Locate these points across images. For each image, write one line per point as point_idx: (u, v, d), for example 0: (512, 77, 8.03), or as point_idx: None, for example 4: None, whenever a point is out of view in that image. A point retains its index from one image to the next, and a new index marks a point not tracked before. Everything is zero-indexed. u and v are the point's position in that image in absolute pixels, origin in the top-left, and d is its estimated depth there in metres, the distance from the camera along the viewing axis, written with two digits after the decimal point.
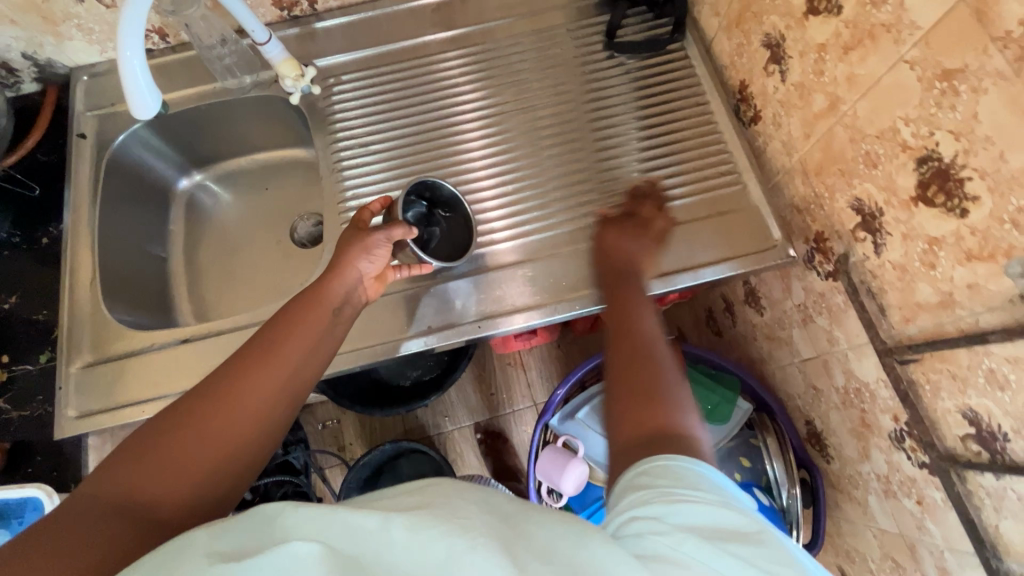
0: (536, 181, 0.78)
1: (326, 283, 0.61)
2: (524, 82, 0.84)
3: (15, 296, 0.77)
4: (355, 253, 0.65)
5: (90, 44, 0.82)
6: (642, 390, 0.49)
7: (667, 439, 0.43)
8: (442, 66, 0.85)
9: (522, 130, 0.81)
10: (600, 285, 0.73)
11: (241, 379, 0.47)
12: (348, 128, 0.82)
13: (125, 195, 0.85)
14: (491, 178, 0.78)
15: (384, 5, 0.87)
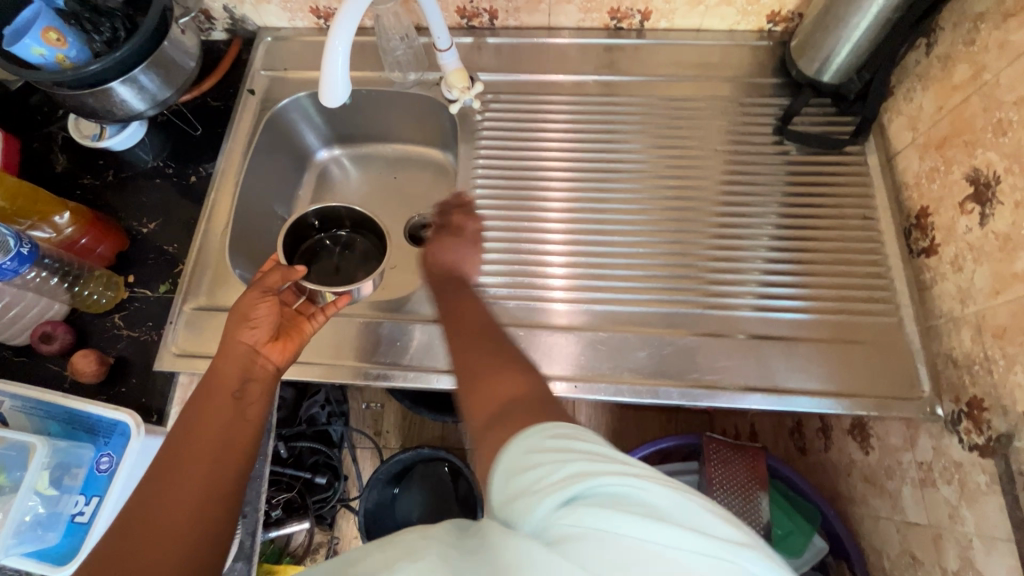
0: (615, 252, 0.75)
1: (221, 362, 0.60)
2: (675, 146, 0.81)
3: (155, 223, 0.81)
4: (240, 325, 0.62)
5: (282, 10, 0.86)
6: (493, 376, 0.51)
7: (511, 404, 0.46)
8: (544, 109, 0.84)
9: (636, 194, 0.78)
10: (676, 380, 0.68)
11: (154, 502, 0.48)
12: (485, 146, 0.82)
13: (274, 154, 0.89)
14: (596, 235, 0.76)
15: (559, 34, 0.87)
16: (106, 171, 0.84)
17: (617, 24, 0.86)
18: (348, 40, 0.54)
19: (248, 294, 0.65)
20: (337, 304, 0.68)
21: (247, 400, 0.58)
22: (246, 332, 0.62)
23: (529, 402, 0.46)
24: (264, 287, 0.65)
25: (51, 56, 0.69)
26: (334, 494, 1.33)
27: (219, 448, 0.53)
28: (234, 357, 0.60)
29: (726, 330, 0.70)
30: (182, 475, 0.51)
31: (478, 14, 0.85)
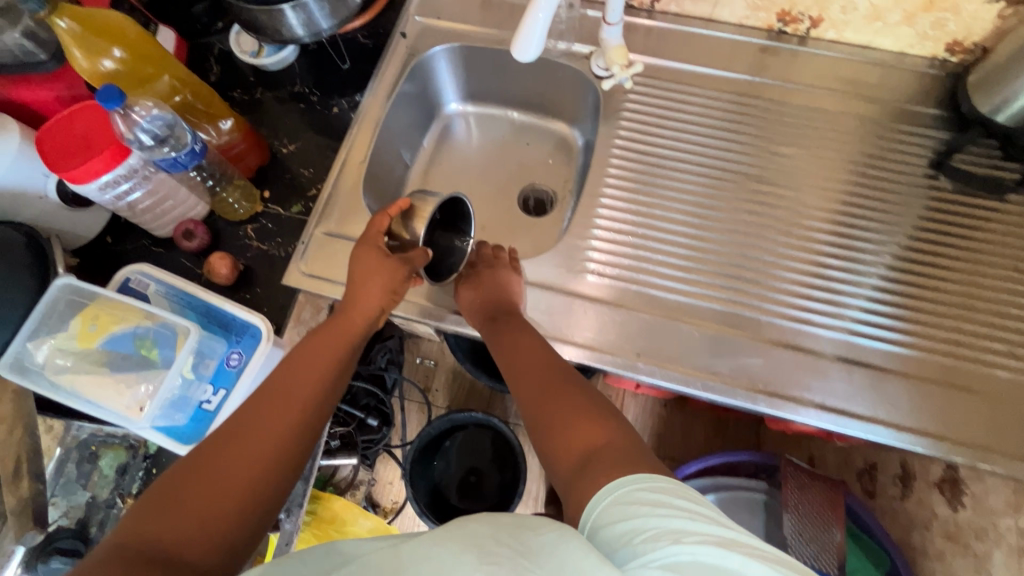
0: (667, 250, 0.76)
1: (355, 310, 0.67)
2: (816, 162, 0.79)
3: (294, 146, 0.85)
4: (382, 286, 0.68)
5: None
6: (581, 420, 0.54)
7: (598, 456, 0.49)
8: (624, 100, 0.84)
9: (728, 196, 0.78)
10: (762, 390, 0.68)
11: (252, 425, 0.53)
12: (625, 131, 0.83)
13: (412, 100, 0.91)
14: (719, 236, 0.76)
15: (718, 28, 0.85)
16: (254, 89, 0.88)
17: (782, 27, 0.82)
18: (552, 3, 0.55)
19: (383, 260, 0.68)
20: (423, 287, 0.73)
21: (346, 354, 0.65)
22: (377, 291, 0.67)
23: (611, 452, 0.49)
24: (410, 266, 0.69)
25: None
26: (382, 437, 1.38)
27: (318, 391, 0.59)
28: (362, 310, 0.67)
29: (823, 351, 0.69)
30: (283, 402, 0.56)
31: None
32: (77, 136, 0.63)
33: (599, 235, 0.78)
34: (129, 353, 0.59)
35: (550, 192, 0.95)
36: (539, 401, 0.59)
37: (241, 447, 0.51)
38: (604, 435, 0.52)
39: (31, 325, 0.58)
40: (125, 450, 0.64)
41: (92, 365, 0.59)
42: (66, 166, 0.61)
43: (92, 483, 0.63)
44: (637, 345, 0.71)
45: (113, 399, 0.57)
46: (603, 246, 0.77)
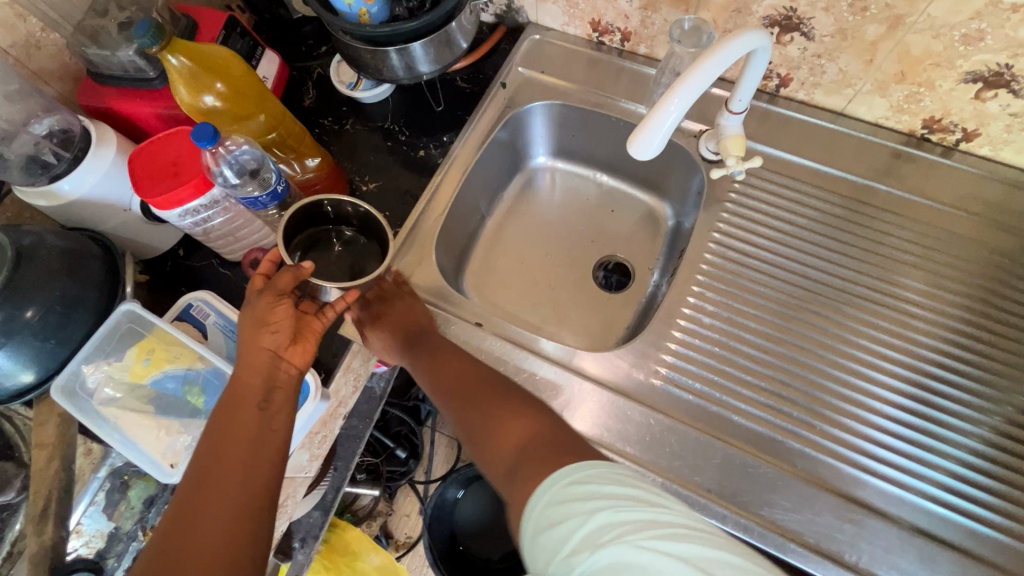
0: (752, 367, 0.68)
1: (243, 372, 0.56)
2: (941, 295, 0.69)
3: (374, 185, 0.82)
4: (258, 332, 0.57)
5: (562, 13, 0.83)
6: (506, 417, 0.57)
7: (534, 446, 0.53)
8: (731, 191, 0.76)
9: (831, 316, 0.70)
10: (851, 562, 0.58)
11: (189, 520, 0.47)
12: (725, 224, 0.75)
13: (499, 152, 0.87)
14: (811, 363, 0.68)
15: (849, 123, 0.76)
16: (345, 120, 0.86)
17: (926, 134, 0.73)
18: (685, 104, 0.49)
19: (255, 304, 0.58)
20: (348, 299, 0.62)
21: (275, 412, 0.56)
22: (262, 340, 0.57)
23: (551, 443, 0.52)
24: (276, 290, 0.58)
25: (356, 8, 0.69)
26: (408, 470, 1.34)
27: (252, 451, 0.53)
28: (256, 365, 0.56)
29: (921, 525, 0.59)
30: (209, 505, 0.49)
31: (769, 77, 0.76)
32: (167, 161, 0.62)
33: (680, 338, 0.70)
34: (175, 397, 0.58)
35: (627, 267, 0.89)
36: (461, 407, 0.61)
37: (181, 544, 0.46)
38: (539, 423, 0.55)
39: (88, 350, 0.58)
40: (155, 482, 0.63)
41: (137, 402, 0.58)
42: (153, 193, 0.60)
43: (117, 513, 0.61)
44: (706, 475, 0.63)
45: (151, 444, 0.56)
46: (682, 350, 0.70)
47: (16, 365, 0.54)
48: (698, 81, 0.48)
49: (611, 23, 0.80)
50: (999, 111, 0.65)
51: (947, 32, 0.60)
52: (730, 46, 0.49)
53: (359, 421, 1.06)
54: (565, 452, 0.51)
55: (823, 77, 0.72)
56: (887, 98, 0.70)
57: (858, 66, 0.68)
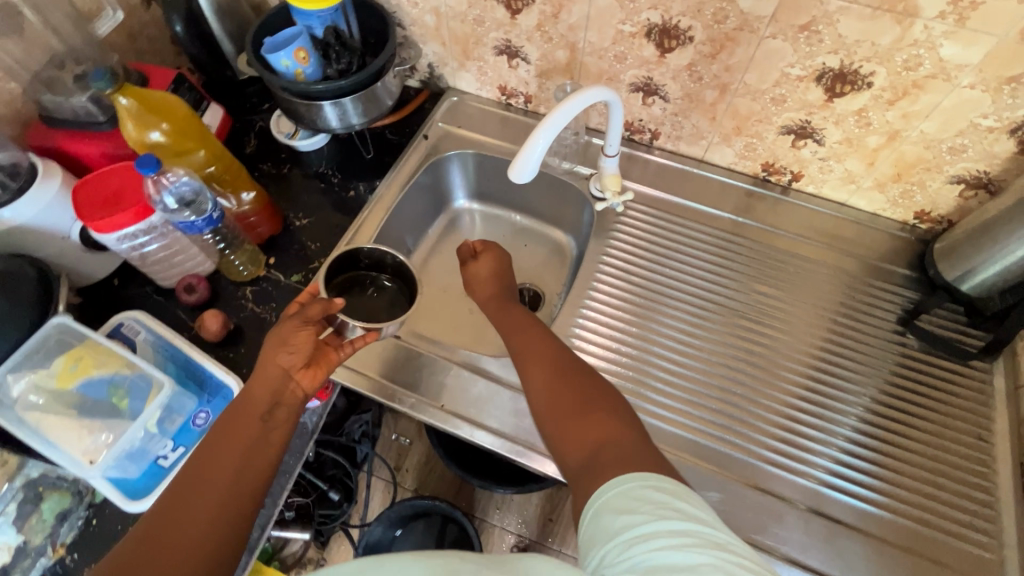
0: (640, 368, 0.78)
1: (255, 387, 0.61)
2: (794, 305, 0.83)
3: (308, 221, 0.91)
4: (279, 350, 0.62)
5: (475, 79, 0.98)
6: (590, 414, 0.58)
7: (607, 450, 0.53)
8: (618, 222, 0.90)
9: (704, 323, 0.82)
10: None
11: (174, 517, 0.51)
12: (617, 251, 0.88)
13: (424, 194, 0.99)
14: (696, 366, 0.78)
15: (709, 168, 0.92)
16: (282, 165, 0.96)
17: (766, 176, 0.90)
18: (549, 138, 0.62)
19: (285, 324, 0.65)
20: (366, 340, 0.67)
21: (274, 424, 0.60)
22: (279, 357, 0.62)
23: (624, 447, 0.52)
24: (303, 316, 0.65)
25: (292, 69, 0.82)
26: (342, 513, 1.33)
27: (242, 463, 0.56)
28: (267, 380, 0.61)
29: (781, 494, 0.69)
30: (192, 511, 0.52)
31: (642, 132, 0.92)
32: (111, 190, 0.69)
33: (576, 345, 0.81)
34: (100, 399, 0.61)
35: (537, 292, 1.00)
36: (546, 392, 0.63)
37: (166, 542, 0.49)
38: (613, 430, 0.55)
39: (16, 359, 0.61)
40: (70, 496, 0.64)
41: (61, 406, 0.61)
42: (94, 218, 0.67)
43: (27, 526, 0.62)
44: None
45: (71, 443, 0.58)
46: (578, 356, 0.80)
47: None
48: (556, 120, 0.62)
49: (515, 88, 0.96)
50: (812, 157, 0.83)
51: (761, 96, 0.77)
52: (567, 105, 0.63)
53: (289, 455, 1.07)
54: (636, 461, 0.50)
55: (682, 131, 0.89)
56: (732, 148, 0.88)
57: (705, 122, 0.85)
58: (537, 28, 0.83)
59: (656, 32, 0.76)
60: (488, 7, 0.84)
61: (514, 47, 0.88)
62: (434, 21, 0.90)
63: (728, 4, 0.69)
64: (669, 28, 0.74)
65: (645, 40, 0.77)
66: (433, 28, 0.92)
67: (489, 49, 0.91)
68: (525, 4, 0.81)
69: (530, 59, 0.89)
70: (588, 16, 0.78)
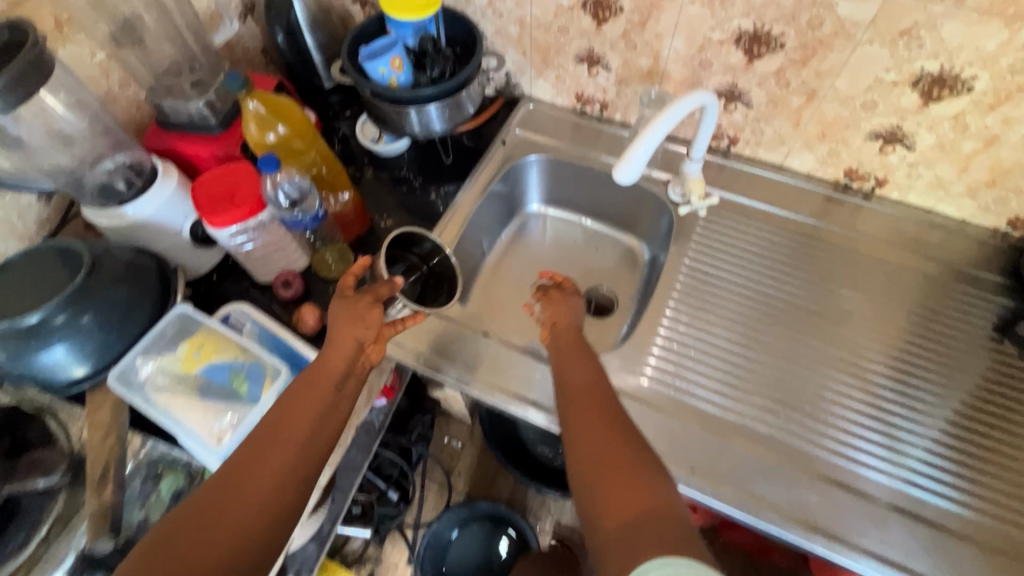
0: (724, 367, 0.78)
1: (332, 354, 0.65)
2: (873, 308, 0.82)
3: (391, 221, 0.94)
4: (354, 325, 0.67)
5: (552, 87, 1.01)
6: (636, 472, 0.52)
7: (651, 519, 0.47)
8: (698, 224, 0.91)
9: (788, 324, 0.82)
10: (818, 528, 0.66)
11: (259, 459, 0.54)
12: (693, 253, 0.89)
13: (500, 198, 1.02)
14: (780, 366, 0.78)
15: (787, 173, 0.93)
16: (365, 168, 1.00)
17: (847, 182, 0.89)
18: (657, 141, 0.64)
19: (350, 300, 0.69)
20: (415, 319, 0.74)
21: (341, 401, 0.63)
22: (352, 330, 0.67)
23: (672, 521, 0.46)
24: (375, 294, 0.70)
25: (387, 76, 0.86)
26: (399, 512, 1.35)
27: (314, 427, 0.59)
28: (343, 351, 0.65)
29: (876, 496, 0.68)
30: (274, 458, 0.54)
31: (720, 138, 0.93)
32: (226, 187, 0.73)
33: (658, 344, 0.81)
34: (221, 383, 0.64)
35: (611, 294, 1.01)
36: (582, 439, 0.57)
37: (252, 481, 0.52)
38: (656, 494, 0.49)
39: (145, 343, 0.66)
40: (184, 476, 0.68)
41: (186, 388, 0.64)
42: (212, 214, 0.71)
43: (148, 503, 0.65)
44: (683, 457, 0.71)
45: (198, 424, 0.62)
46: (661, 353, 0.80)
47: (73, 358, 0.61)
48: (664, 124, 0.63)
49: (592, 95, 0.98)
50: (899, 163, 0.82)
51: (850, 101, 0.78)
52: (670, 111, 0.63)
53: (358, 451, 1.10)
54: (670, 530, 0.45)
55: (762, 137, 0.89)
56: (813, 153, 0.88)
57: (788, 128, 0.86)
58: (622, 37, 0.85)
59: (746, 39, 0.77)
60: (574, 17, 0.86)
61: (596, 55, 0.90)
62: (517, 31, 0.94)
63: (825, 11, 0.70)
64: (760, 35, 0.76)
65: (734, 46, 0.79)
66: (515, 38, 0.95)
67: (570, 57, 0.93)
68: (613, 14, 0.83)
69: (610, 67, 0.91)
70: (677, 25, 0.80)
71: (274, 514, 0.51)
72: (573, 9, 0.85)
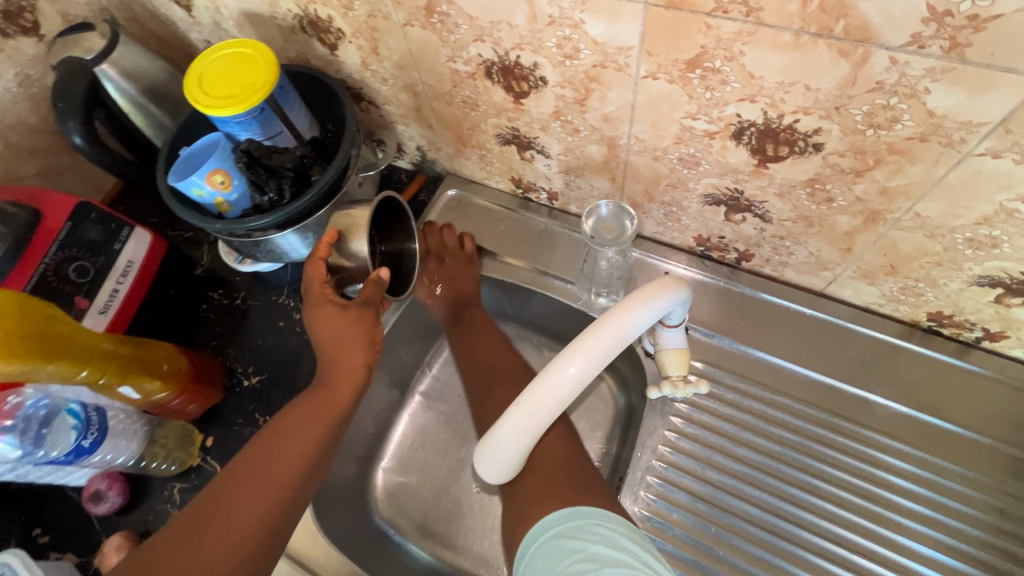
0: (749, 535, 0.53)
1: (342, 349, 0.56)
2: (956, 568, 0.50)
3: (258, 378, 0.69)
4: (354, 352, 0.56)
5: (479, 168, 0.70)
6: None
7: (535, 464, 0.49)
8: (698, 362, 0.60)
9: (848, 496, 0.53)
10: None
11: (239, 487, 0.48)
12: (671, 452, 0.57)
13: (411, 324, 0.72)
14: (829, 545, 0.52)
15: (834, 307, 0.59)
16: (237, 293, 0.75)
17: (934, 327, 0.55)
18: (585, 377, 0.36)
19: (351, 318, 0.56)
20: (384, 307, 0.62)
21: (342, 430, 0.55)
22: (359, 357, 0.57)
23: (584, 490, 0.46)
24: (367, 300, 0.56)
25: (209, 197, 0.58)
26: None
27: (319, 440, 0.52)
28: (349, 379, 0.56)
29: None
30: (261, 484, 0.49)
31: (725, 250, 0.60)
32: None
33: (647, 511, 0.56)
34: None
35: None
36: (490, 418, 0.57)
37: (226, 515, 0.46)
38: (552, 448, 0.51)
39: None
40: None
41: None
42: None
43: None
44: None
45: None
46: (647, 529, 0.55)
47: None
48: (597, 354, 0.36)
49: (534, 181, 0.67)
50: None
51: (946, 234, 0.44)
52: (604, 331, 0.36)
53: None
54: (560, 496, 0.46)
55: (791, 257, 0.56)
56: (877, 286, 0.54)
57: (833, 252, 0.53)
58: (555, 117, 0.54)
59: (753, 133, 0.44)
60: (480, 87, 0.55)
61: (526, 137, 0.59)
62: (413, 100, 0.63)
63: (903, 102, 0.36)
64: (777, 129, 0.42)
65: (733, 143, 0.46)
66: (414, 108, 0.65)
67: (492, 137, 0.62)
68: (534, 86, 0.51)
69: (549, 152, 0.60)
70: (635, 106, 0.47)
71: (255, 548, 0.46)
72: (474, 77, 0.54)
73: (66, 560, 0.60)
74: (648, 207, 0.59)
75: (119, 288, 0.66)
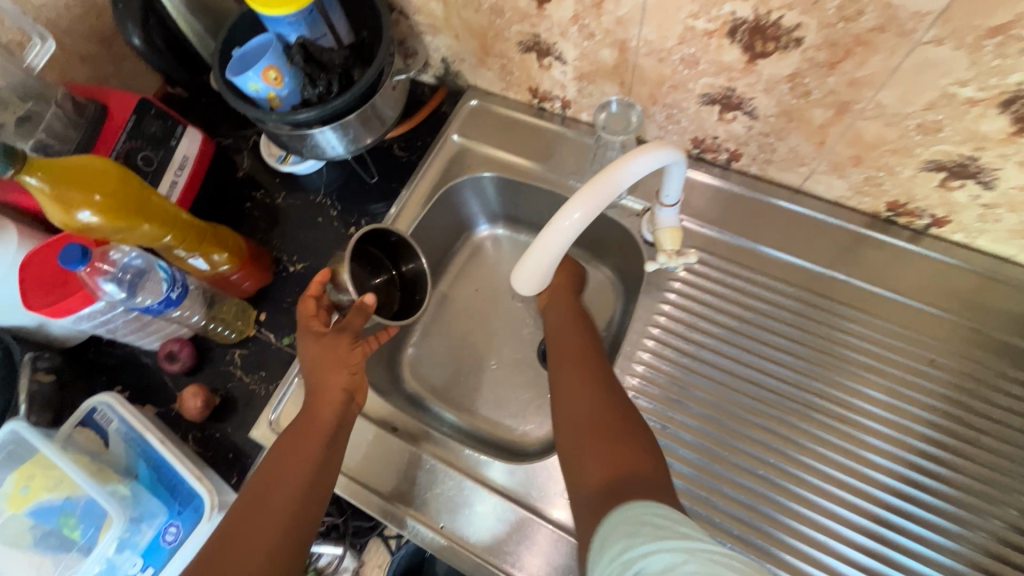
0: (725, 381, 0.65)
1: (322, 382, 0.59)
2: (900, 408, 0.62)
3: (302, 266, 0.78)
4: (339, 373, 0.60)
5: (500, 79, 0.77)
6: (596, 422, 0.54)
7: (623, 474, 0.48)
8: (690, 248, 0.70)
9: (810, 352, 0.65)
10: None
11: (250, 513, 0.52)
12: (666, 319, 0.68)
13: (437, 223, 0.81)
14: (791, 390, 0.63)
15: (809, 202, 0.68)
16: (277, 193, 0.83)
17: (891, 216, 0.65)
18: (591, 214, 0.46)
19: (328, 345, 0.60)
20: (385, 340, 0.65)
21: (332, 450, 0.57)
22: (339, 376, 0.60)
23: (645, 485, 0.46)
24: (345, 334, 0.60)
25: (264, 92, 0.65)
26: None
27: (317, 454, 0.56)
28: (331, 403, 0.59)
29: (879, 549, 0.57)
30: (270, 502, 0.52)
31: (717, 150, 0.69)
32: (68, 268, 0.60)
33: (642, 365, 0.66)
34: (49, 529, 0.55)
35: None
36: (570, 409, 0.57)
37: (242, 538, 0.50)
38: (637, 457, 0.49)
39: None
40: None
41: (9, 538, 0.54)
42: (45, 303, 0.57)
43: None
44: None
45: None
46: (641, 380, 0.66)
47: None
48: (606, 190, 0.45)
49: (549, 91, 0.74)
50: (968, 201, 0.57)
51: (901, 121, 0.52)
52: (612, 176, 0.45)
53: None
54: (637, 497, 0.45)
55: (774, 154, 0.65)
56: (844, 179, 0.63)
57: (809, 146, 0.61)
58: (573, 22, 0.61)
59: (745, 30, 0.52)
60: None
61: (546, 44, 0.66)
62: (442, 10, 0.70)
63: None
64: (764, 26, 0.50)
65: (727, 41, 0.53)
66: (443, 18, 0.71)
67: (514, 45, 0.69)
68: None
69: (566, 59, 0.67)
70: (644, 8, 0.55)
71: (279, 556, 0.49)
72: None
73: (148, 409, 0.70)
74: (652, 110, 0.67)
75: (178, 179, 0.74)
